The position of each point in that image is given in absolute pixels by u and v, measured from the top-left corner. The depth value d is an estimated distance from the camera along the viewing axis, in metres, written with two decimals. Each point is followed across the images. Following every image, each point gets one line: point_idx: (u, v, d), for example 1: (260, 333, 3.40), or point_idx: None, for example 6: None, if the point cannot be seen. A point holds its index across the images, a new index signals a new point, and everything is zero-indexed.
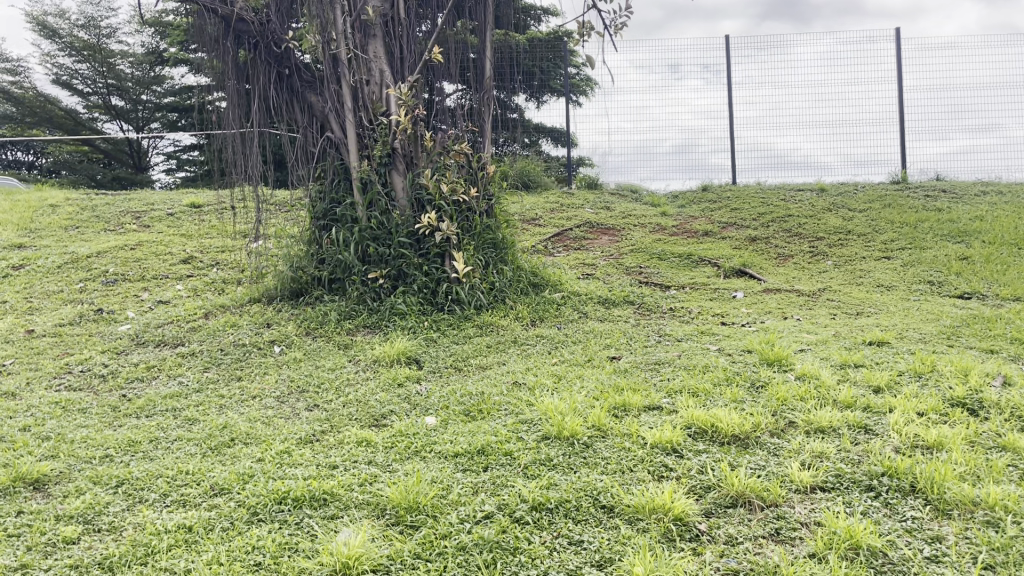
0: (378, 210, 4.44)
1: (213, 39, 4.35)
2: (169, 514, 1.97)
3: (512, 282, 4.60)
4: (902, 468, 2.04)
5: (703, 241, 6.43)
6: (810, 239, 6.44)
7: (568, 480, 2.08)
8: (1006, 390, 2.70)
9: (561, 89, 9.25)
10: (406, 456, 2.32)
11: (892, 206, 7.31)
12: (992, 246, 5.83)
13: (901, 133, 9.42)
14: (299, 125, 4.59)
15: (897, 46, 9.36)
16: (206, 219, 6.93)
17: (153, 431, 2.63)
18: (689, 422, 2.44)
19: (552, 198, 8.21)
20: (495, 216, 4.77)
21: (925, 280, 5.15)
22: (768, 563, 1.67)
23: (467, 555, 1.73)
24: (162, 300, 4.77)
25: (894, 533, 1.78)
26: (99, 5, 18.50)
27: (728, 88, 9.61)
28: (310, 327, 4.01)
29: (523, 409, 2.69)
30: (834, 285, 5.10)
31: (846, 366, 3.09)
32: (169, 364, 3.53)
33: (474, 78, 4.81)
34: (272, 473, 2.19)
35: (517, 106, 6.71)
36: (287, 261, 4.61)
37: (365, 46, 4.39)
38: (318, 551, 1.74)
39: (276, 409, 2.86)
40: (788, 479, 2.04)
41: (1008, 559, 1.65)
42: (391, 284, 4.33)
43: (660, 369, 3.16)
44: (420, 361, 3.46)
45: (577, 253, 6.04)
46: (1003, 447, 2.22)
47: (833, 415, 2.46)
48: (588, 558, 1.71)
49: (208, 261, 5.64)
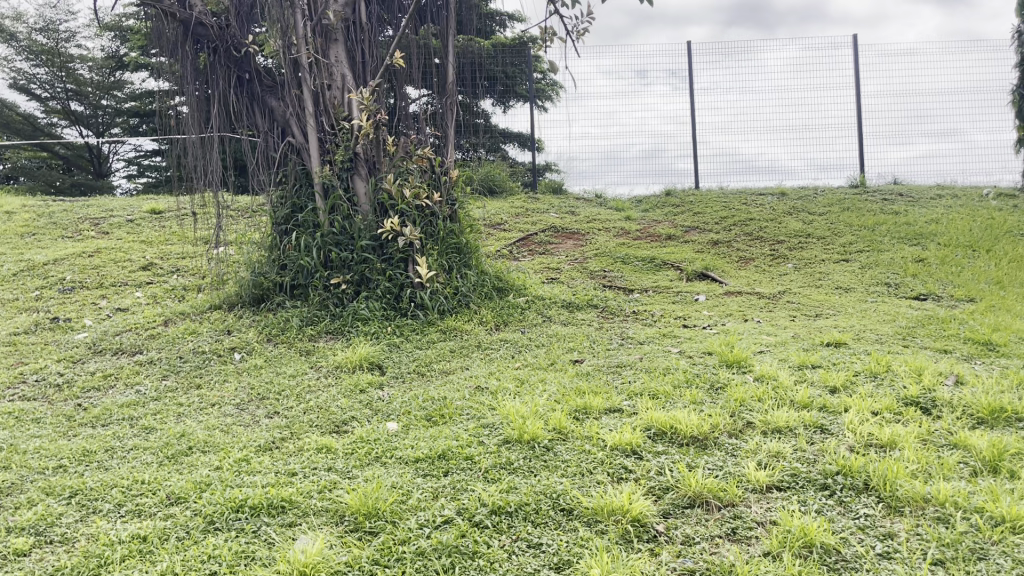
0: (340, 215, 4.42)
1: (172, 43, 4.31)
2: (123, 524, 1.94)
3: (476, 287, 4.60)
4: (856, 467, 2.08)
5: (667, 245, 6.49)
6: (771, 242, 6.52)
7: (528, 483, 2.08)
8: (958, 389, 2.75)
9: (526, 94, 9.27)
10: (366, 462, 2.30)
11: (851, 210, 7.43)
12: (947, 248, 5.96)
13: (860, 138, 9.57)
14: (259, 129, 4.58)
15: (854, 52, 9.51)
16: (166, 226, 6.84)
17: (108, 440, 2.59)
18: (649, 424, 2.46)
19: (518, 202, 8.22)
20: (459, 221, 4.77)
21: (882, 282, 5.24)
22: (724, 563, 1.69)
23: (425, 561, 1.72)
24: (120, 307, 4.69)
25: (847, 530, 1.81)
26: (58, 8, 18.13)
27: (691, 92, 9.71)
28: (272, 334, 3.97)
29: (485, 413, 2.69)
30: (794, 287, 5.17)
31: (803, 367, 3.14)
32: (127, 372, 3.47)
33: (437, 82, 4.81)
34: (230, 481, 2.16)
35: (481, 112, 6.71)
36: (248, 267, 4.56)
37: (327, 50, 4.37)
38: (275, 559, 1.73)
39: (236, 417, 2.84)
40: (745, 480, 2.06)
41: (957, 555, 1.68)
42: (353, 290, 4.30)
43: (621, 372, 3.16)
44: (382, 367, 3.44)
45: (542, 257, 6.06)
46: (954, 445, 2.26)
47: (790, 415, 2.49)
48: (547, 561, 1.72)
49: (169, 267, 5.58)
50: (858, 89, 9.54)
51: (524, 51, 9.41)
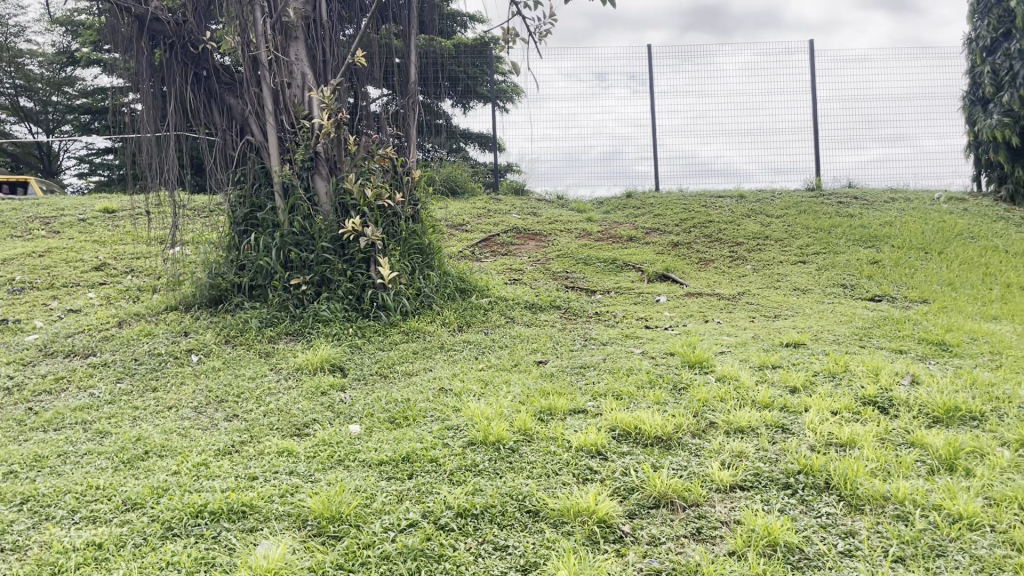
0: (300, 215, 4.35)
1: (127, 39, 4.21)
2: (77, 531, 1.88)
3: (438, 288, 4.58)
4: (818, 466, 2.11)
5: (628, 246, 6.53)
6: (730, 244, 6.60)
7: (493, 485, 2.07)
8: (914, 389, 2.81)
9: (487, 95, 9.25)
10: (329, 465, 2.27)
11: (807, 212, 7.55)
12: (901, 250, 6.08)
13: (816, 142, 9.74)
14: (217, 128, 4.50)
15: (810, 58, 9.67)
16: (120, 225, 6.69)
17: (61, 445, 2.52)
18: (613, 424, 2.47)
19: (479, 203, 8.21)
20: (422, 221, 4.74)
21: (838, 283, 5.33)
22: (689, 563, 1.69)
23: (391, 565, 1.70)
24: (72, 308, 4.58)
25: (810, 529, 1.83)
26: (6, 2, 17.70)
27: (651, 95, 9.78)
28: (230, 336, 3.90)
29: (449, 415, 2.67)
30: (753, 288, 5.24)
31: (764, 367, 3.18)
32: (80, 375, 3.38)
33: (398, 82, 4.78)
34: (188, 486, 2.11)
35: (442, 113, 6.69)
36: (206, 268, 4.48)
37: (287, 48, 4.32)
38: (236, 566, 1.69)
39: (193, 420, 2.78)
40: (709, 479, 2.07)
41: (916, 552, 1.71)
42: (314, 291, 4.25)
43: (585, 373, 3.18)
44: (344, 368, 3.41)
45: (504, 258, 6.06)
46: (911, 443, 2.30)
47: (752, 415, 2.51)
48: (513, 563, 1.71)
49: (122, 268, 5.46)
50: (813, 93, 9.71)
51: (485, 52, 9.39)
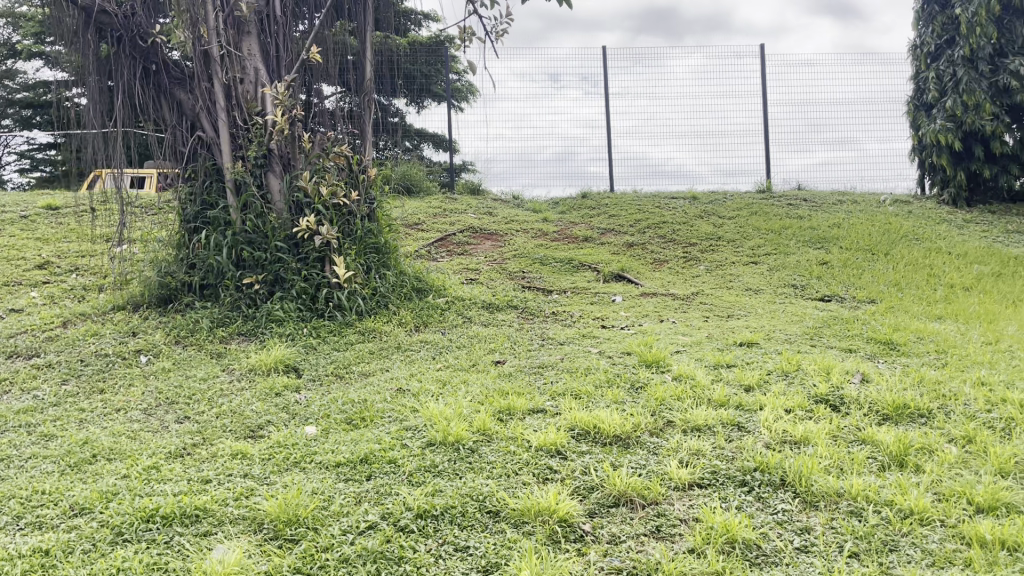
0: (253, 213, 4.28)
1: (72, 32, 4.09)
2: (22, 538, 1.82)
3: (394, 287, 4.54)
4: (773, 463, 2.14)
5: (584, 246, 6.56)
6: (684, 245, 6.67)
7: (453, 485, 2.06)
8: (864, 387, 2.87)
9: (442, 94, 9.21)
10: (284, 467, 2.24)
11: (758, 214, 7.67)
12: (849, 252, 6.22)
13: (766, 145, 9.91)
14: (167, 123, 4.39)
15: (761, 62, 9.83)
16: (63, 223, 6.50)
17: (3, 449, 2.43)
18: (572, 424, 2.47)
19: (434, 203, 8.17)
20: (377, 220, 4.70)
21: (789, 284, 5.42)
22: (650, 560, 1.70)
23: (350, 567, 1.68)
24: (13, 308, 4.43)
25: (767, 525, 1.85)
26: None
27: (606, 96, 9.84)
28: (180, 336, 3.81)
29: (407, 416, 2.64)
30: (707, 289, 5.30)
31: (719, 366, 3.22)
32: (23, 376, 3.27)
33: (353, 80, 4.73)
34: (139, 490, 2.06)
35: (397, 111, 6.63)
36: (154, 266, 4.38)
37: (238, 43, 4.24)
38: (190, 571, 1.66)
39: (143, 422, 2.71)
40: (667, 478, 2.09)
41: (870, 547, 1.74)
42: (267, 290, 4.18)
43: (543, 372, 3.17)
44: (299, 369, 3.36)
45: (460, 258, 6.04)
46: (862, 440, 2.35)
47: (708, 413, 2.54)
48: (474, 563, 1.69)
49: (66, 266, 5.30)
50: (764, 98, 9.88)
51: (440, 51, 9.36)
